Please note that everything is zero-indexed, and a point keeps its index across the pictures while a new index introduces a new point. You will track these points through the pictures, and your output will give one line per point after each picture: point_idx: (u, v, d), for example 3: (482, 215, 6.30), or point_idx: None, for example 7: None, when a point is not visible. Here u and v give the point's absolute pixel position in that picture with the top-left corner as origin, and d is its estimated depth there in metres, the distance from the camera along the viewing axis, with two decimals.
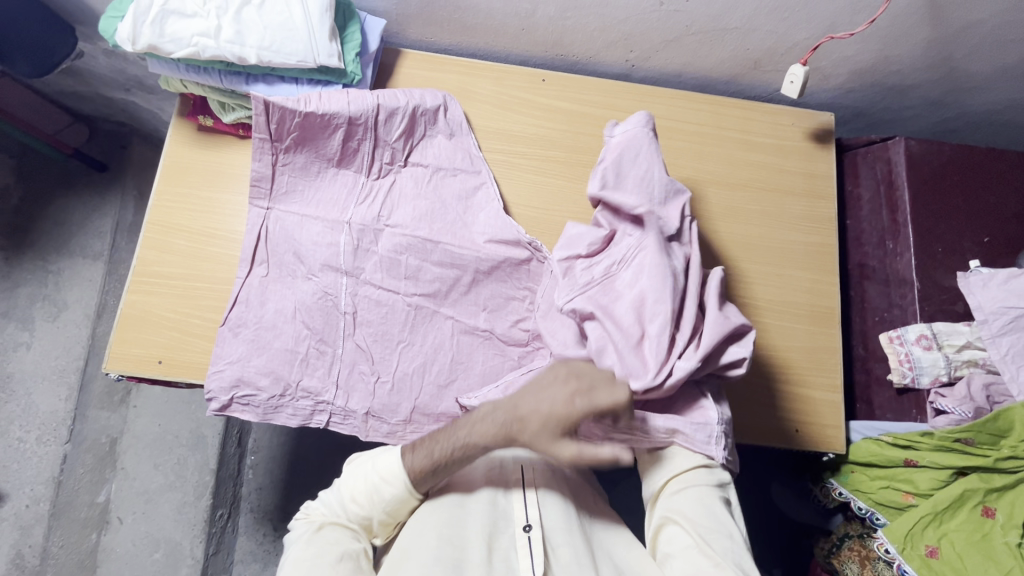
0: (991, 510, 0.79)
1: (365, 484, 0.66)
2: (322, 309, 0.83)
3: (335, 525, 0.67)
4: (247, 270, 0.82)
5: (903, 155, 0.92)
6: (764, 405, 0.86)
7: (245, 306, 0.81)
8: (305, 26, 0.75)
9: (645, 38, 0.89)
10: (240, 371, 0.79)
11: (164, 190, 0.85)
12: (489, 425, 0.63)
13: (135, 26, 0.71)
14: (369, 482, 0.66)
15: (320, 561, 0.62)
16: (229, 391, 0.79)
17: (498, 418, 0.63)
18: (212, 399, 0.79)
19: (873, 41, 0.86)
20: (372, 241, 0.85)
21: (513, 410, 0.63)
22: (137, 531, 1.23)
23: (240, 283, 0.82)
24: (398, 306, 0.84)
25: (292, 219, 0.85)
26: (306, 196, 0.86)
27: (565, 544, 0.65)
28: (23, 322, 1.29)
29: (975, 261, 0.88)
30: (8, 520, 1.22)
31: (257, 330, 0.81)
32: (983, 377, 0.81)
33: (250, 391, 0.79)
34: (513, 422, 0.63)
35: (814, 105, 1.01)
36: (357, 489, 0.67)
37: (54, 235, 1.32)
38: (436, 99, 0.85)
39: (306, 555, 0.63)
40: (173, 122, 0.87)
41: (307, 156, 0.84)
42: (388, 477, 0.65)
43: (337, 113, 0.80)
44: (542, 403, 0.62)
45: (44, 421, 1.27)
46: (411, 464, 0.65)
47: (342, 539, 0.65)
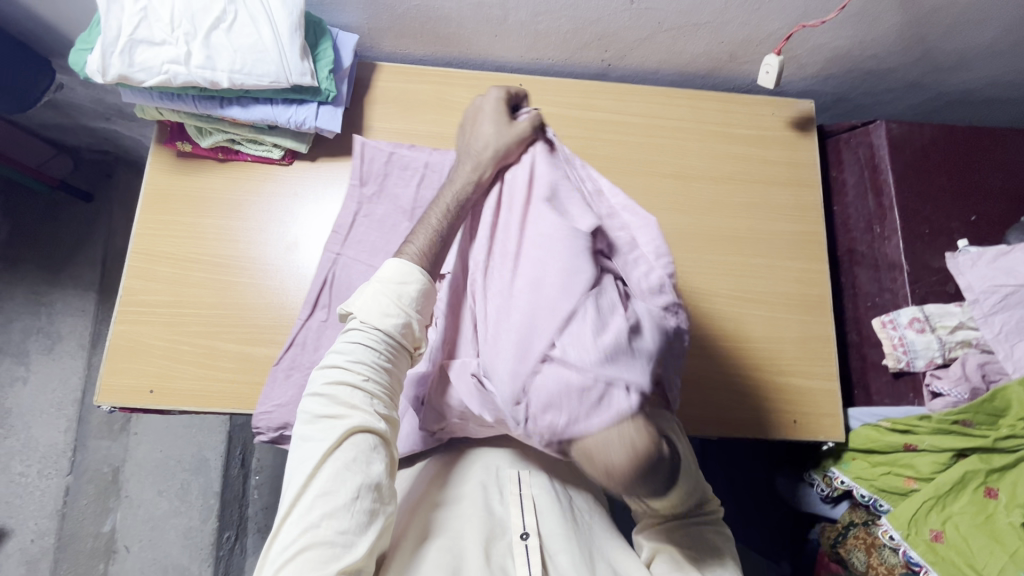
0: (994, 491, 0.78)
1: (392, 308, 0.61)
2: None
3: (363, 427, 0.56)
4: (309, 312, 0.81)
5: (884, 138, 0.91)
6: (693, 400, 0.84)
7: (300, 348, 0.80)
8: (275, 46, 0.75)
9: (618, 37, 0.89)
10: (288, 413, 0.78)
11: (147, 218, 0.85)
12: (464, 174, 0.67)
13: (104, 58, 0.70)
14: (395, 302, 0.61)
15: (345, 489, 0.53)
16: (278, 429, 0.78)
17: (468, 164, 0.67)
18: (262, 433, 0.79)
19: (847, 27, 0.85)
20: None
21: (467, 147, 0.69)
22: (145, 558, 1.23)
23: (300, 324, 0.81)
24: None
25: (359, 267, 0.83)
26: (375, 246, 0.85)
27: (563, 551, 0.64)
28: (18, 356, 1.29)
29: (963, 240, 0.87)
30: (14, 557, 1.22)
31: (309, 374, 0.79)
32: (978, 357, 0.80)
33: None
34: (472, 149, 0.67)
35: (793, 93, 1.01)
36: (390, 326, 0.61)
37: (45, 267, 1.32)
38: None
39: (329, 479, 0.53)
40: (152, 150, 0.87)
41: (386, 208, 0.86)
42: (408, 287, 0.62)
43: (416, 158, 0.87)
44: (495, 139, 0.66)
45: (45, 454, 1.26)
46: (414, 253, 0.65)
47: (370, 447, 0.55)
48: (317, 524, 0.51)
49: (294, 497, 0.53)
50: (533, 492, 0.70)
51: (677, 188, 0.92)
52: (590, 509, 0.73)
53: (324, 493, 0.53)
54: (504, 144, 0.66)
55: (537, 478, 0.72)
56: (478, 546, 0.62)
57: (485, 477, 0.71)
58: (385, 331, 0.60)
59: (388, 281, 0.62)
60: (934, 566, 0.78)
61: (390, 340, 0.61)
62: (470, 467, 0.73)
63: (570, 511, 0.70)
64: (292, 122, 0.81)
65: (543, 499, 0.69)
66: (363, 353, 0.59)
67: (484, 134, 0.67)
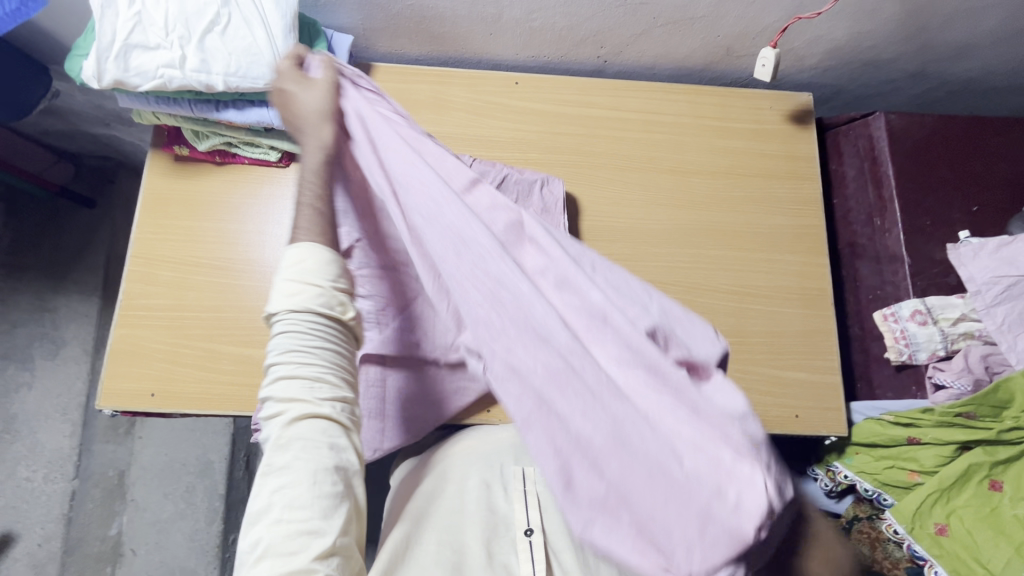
0: (998, 483, 0.78)
1: (299, 287, 0.54)
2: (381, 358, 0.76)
3: (305, 418, 0.52)
4: None
5: (884, 130, 0.91)
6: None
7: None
8: (270, 48, 0.74)
9: (613, 33, 0.89)
10: None
11: (146, 222, 0.86)
12: (314, 141, 0.58)
13: (99, 63, 0.70)
14: (307, 279, 0.54)
15: (294, 489, 0.50)
16: None
17: (310, 129, 0.58)
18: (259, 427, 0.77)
19: (844, 18, 0.85)
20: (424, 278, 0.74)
21: (290, 116, 0.59)
22: (151, 561, 1.24)
23: None
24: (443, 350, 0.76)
25: None
26: None
27: (567, 548, 0.65)
28: (23, 362, 1.30)
29: (964, 232, 0.87)
30: (21, 561, 1.23)
31: None
32: (982, 349, 0.80)
33: None
34: (293, 114, 0.59)
35: (791, 86, 1.00)
36: (307, 305, 0.53)
37: (48, 273, 1.33)
38: (535, 175, 0.84)
39: (274, 483, 0.50)
40: (150, 154, 0.87)
41: None
42: (310, 261, 0.55)
43: None
44: (323, 89, 0.59)
45: (51, 458, 1.27)
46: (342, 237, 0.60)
47: (317, 437, 0.52)
48: (289, 521, 0.49)
49: (259, 507, 0.50)
50: (537, 488, 0.70)
51: (675, 184, 0.92)
52: None
53: (275, 499, 0.50)
54: (324, 91, 0.59)
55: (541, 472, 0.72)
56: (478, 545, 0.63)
57: (488, 474, 0.71)
58: (304, 310, 0.53)
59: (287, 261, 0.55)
60: (938, 560, 0.78)
61: (315, 318, 0.54)
62: (474, 462, 0.73)
63: None
64: None
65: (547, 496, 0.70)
66: (287, 341, 0.53)
67: (305, 91, 0.59)
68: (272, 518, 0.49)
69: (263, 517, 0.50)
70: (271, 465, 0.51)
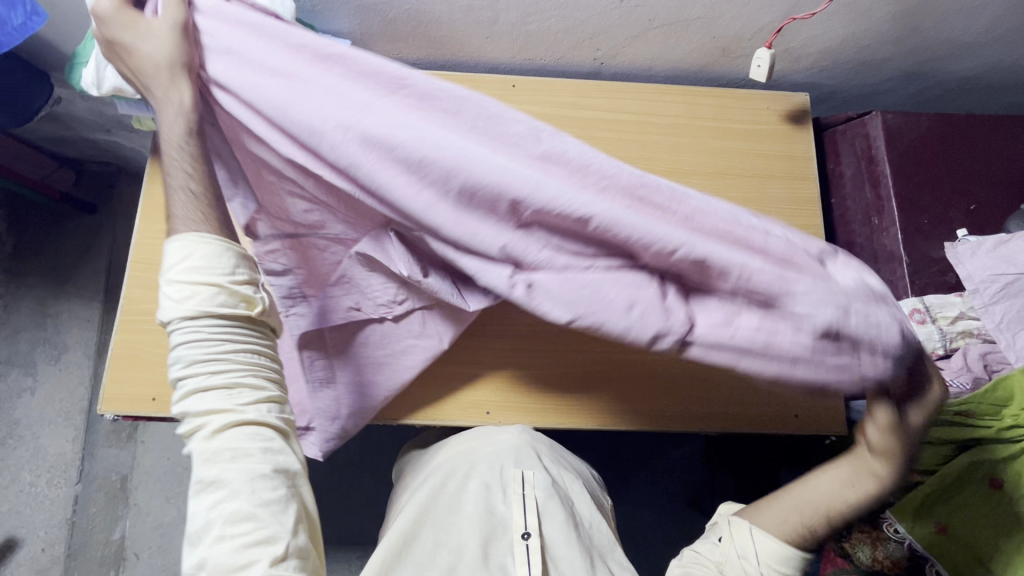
0: (1000, 482, 0.75)
1: (188, 288, 0.53)
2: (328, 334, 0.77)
3: (231, 426, 0.52)
4: None
5: (880, 129, 0.91)
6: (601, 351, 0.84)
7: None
8: None
9: (609, 35, 0.89)
10: None
11: (146, 228, 0.86)
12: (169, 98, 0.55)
13: (98, 71, 0.71)
14: (199, 280, 0.53)
15: (233, 503, 0.51)
16: None
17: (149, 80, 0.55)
18: None
19: (838, 18, 0.85)
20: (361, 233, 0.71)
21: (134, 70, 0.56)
22: (154, 565, 1.24)
23: None
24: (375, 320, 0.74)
25: None
26: None
27: (562, 556, 0.66)
28: (26, 367, 1.31)
29: (962, 229, 0.87)
30: (25, 565, 1.23)
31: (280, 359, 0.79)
32: (982, 347, 0.81)
33: None
34: (135, 69, 0.55)
35: (788, 87, 1.01)
36: (199, 309, 0.53)
37: (49, 279, 1.34)
38: None
39: (212, 502, 0.51)
40: (150, 159, 0.88)
41: None
42: (197, 261, 0.53)
43: None
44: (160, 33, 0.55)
45: (54, 463, 1.28)
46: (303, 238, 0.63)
47: (245, 441, 0.52)
48: (237, 528, 0.50)
49: (201, 522, 0.51)
50: (537, 493, 0.70)
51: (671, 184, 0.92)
52: (594, 515, 0.72)
53: (217, 517, 0.51)
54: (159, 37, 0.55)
55: (541, 476, 0.71)
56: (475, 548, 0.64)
57: (489, 476, 0.71)
58: (196, 311, 0.53)
59: (170, 264, 0.53)
60: None
61: (209, 320, 0.53)
62: (477, 462, 0.72)
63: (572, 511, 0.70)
64: None
65: (547, 501, 0.69)
66: (187, 350, 0.53)
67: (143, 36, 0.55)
68: (216, 535, 0.50)
69: (206, 537, 0.51)
70: (205, 484, 0.51)
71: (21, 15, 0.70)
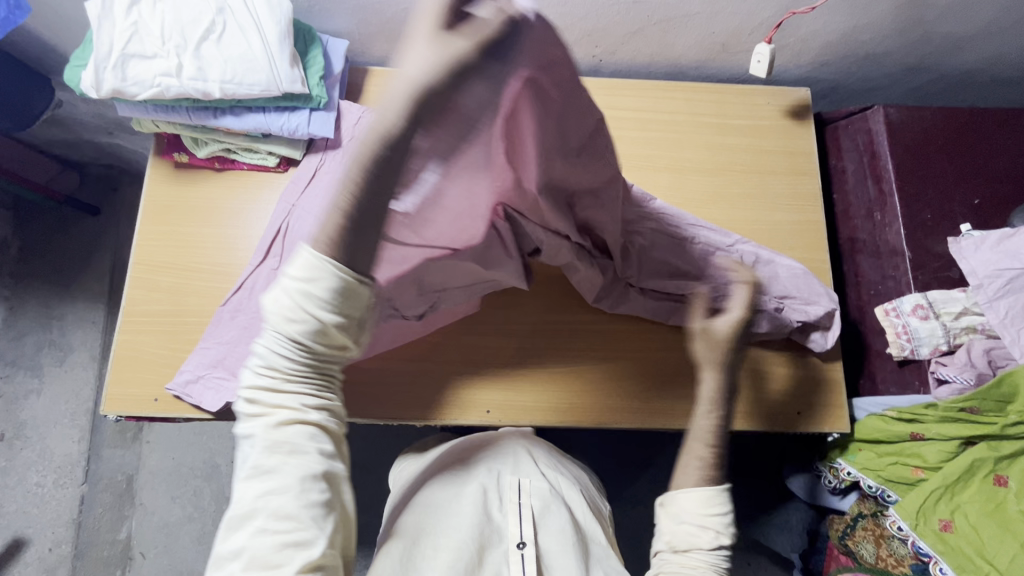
0: (1003, 478, 0.76)
1: (301, 310, 0.48)
2: None
3: (297, 429, 0.50)
4: (260, 260, 0.80)
5: (883, 123, 0.90)
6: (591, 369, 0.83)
7: (247, 293, 0.80)
8: (265, 56, 0.75)
9: (608, 32, 0.88)
10: (224, 353, 0.78)
11: (148, 230, 0.87)
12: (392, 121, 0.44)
13: (97, 74, 0.71)
14: (302, 305, 0.48)
15: (282, 498, 0.48)
16: (207, 368, 0.78)
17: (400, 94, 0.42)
18: (189, 371, 0.78)
19: (839, 13, 0.84)
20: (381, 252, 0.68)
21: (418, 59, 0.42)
22: (160, 564, 1.25)
23: (250, 269, 0.80)
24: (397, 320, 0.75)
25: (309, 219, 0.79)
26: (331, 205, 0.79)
27: (560, 567, 0.64)
28: (31, 369, 1.32)
29: (966, 224, 0.86)
30: (33, 565, 1.24)
31: (251, 319, 0.78)
32: (984, 343, 0.79)
33: (225, 374, 0.78)
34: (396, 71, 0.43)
35: (789, 82, 1.00)
36: (306, 333, 0.49)
37: (55, 281, 1.35)
38: None
39: (261, 488, 0.49)
40: (150, 161, 0.88)
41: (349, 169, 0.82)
42: (316, 283, 0.47)
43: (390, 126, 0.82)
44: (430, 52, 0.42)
45: (60, 463, 1.29)
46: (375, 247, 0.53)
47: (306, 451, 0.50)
48: (267, 536, 0.48)
49: (246, 508, 0.48)
50: (533, 502, 0.69)
51: (671, 182, 0.91)
52: (591, 525, 0.71)
53: (261, 503, 0.48)
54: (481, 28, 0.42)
55: (537, 484, 0.71)
56: (470, 555, 0.62)
57: (486, 480, 0.71)
58: (292, 342, 0.49)
59: (298, 272, 0.48)
60: (943, 557, 0.77)
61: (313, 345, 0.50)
62: (472, 470, 0.73)
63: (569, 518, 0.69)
64: (285, 130, 0.81)
65: (543, 509, 0.69)
66: (279, 356, 0.50)
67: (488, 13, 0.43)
68: (257, 522, 0.48)
69: (246, 518, 0.48)
70: (259, 467, 0.49)
71: (4, 8, 0.70)
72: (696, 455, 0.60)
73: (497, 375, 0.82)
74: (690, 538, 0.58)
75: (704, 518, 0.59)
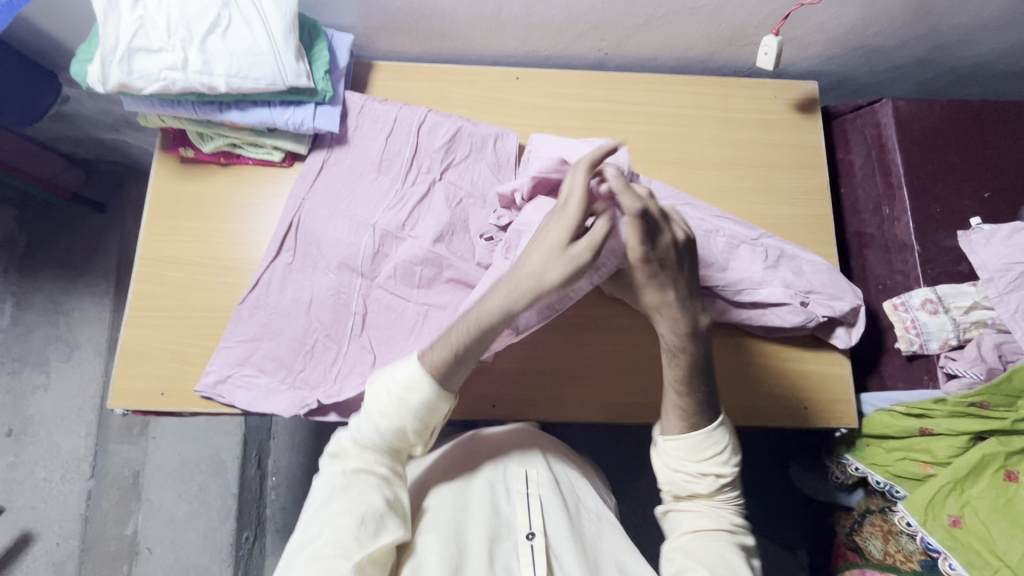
0: (1014, 474, 0.76)
1: (393, 408, 0.62)
2: (333, 304, 0.82)
3: (365, 474, 0.61)
4: (274, 255, 0.83)
5: (891, 116, 0.89)
6: (620, 370, 0.83)
7: (264, 289, 0.82)
8: (270, 50, 0.75)
9: (613, 26, 0.88)
10: (249, 350, 0.80)
11: (154, 224, 0.87)
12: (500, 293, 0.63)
13: (103, 67, 0.71)
14: (395, 405, 0.62)
15: (345, 520, 0.57)
16: (232, 368, 0.80)
17: (508, 281, 0.63)
18: (211, 373, 0.79)
19: (847, 4, 0.83)
20: (391, 248, 0.83)
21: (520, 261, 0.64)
22: (167, 559, 1.26)
23: (264, 266, 0.83)
24: (409, 312, 0.81)
25: (322, 212, 0.84)
26: (340, 193, 0.85)
27: (569, 553, 0.64)
28: (38, 364, 1.32)
29: (976, 218, 0.85)
30: (41, 559, 1.25)
31: (272, 314, 0.81)
32: (994, 338, 0.78)
33: (252, 371, 0.80)
34: (521, 275, 0.63)
35: (796, 75, 0.99)
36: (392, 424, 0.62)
37: (61, 277, 1.35)
38: (492, 129, 0.87)
39: (329, 509, 0.58)
40: (157, 156, 0.89)
41: (353, 159, 0.87)
42: (412, 387, 0.61)
43: (387, 112, 0.87)
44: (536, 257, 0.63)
45: (67, 458, 1.30)
46: (431, 363, 0.62)
47: (369, 494, 0.59)
48: (318, 560, 0.55)
49: (310, 533, 0.57)
50: (541, 491, 0.69)
51: (678, 176, 0.91)
52: (603, 510, 0.72)
53: (324, 521, 0.58)
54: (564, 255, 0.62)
55: (545, 475, 0.71)
56: (481, 547, 0.63)
57: (493, 475, 0.71)
58: (378, 430, 0.62)
59: (400, 377, 0.62)
60: (953, 552, 0.76)
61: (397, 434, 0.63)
62: (479, 462, 0.73)
63: (575, 510, 0.70)
64: (291, 124, 0.81)
65: (551, 499, 0.69)
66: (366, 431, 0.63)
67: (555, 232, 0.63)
68: (316, 540, 0.57)
69: (307, 536, 0.58)
70: (330, 493, 0.60)
71: None
72: (675, 406, 0.67)
73: (514, 372, 0.82)
74: (687, 483, 0.67)
75: (695, 466, 0.67)
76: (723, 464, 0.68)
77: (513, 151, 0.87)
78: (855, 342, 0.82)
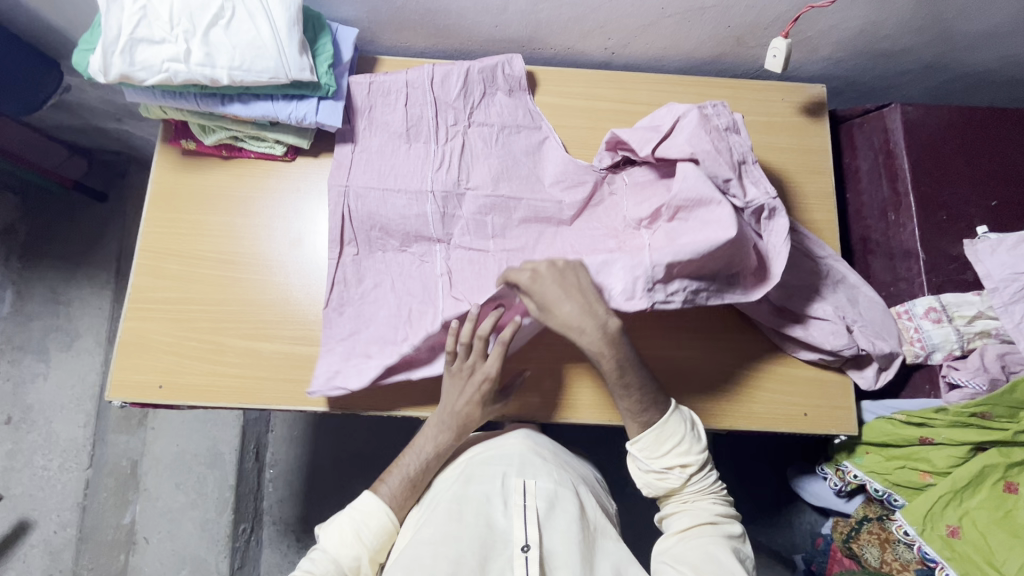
0: (1013, 486, 0.76)
1: (353, 540, 0.73)
2: (420, 276, 0.84)
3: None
4: (338, 251, 0.83)
5: (900, 122, 0.88)
6: (697, 360, 0.83)
7: (344, 286, 0.83)
8: (274, 43, 0.74)
9: (621, 24, 0.87)
10: (351, 346, 0.80)
11: (155, 216, 0.86)
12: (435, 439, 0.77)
13: (105, 58, 0.70)
14: (353, 534, 0.73)
15: None
16: (340, 363, 0.79)
17: (440, 423, 0.77)
18: (319, 374, 0.78)
19: (858, 8, 0.82)
20: (456, 207, 0.85)
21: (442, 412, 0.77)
22: (164, 549, 1.26)
23: (333, 263, 0.83)
24: (490, 263, 0.84)
25: (374, 194, 0.84)
26: (383, 174, 0.85)
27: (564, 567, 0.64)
28: (38, 353, 1.32)
29: (982, 227, 0.84)
30: (39, 547, 1.26)
31: (362, 306, 0.82)
32: (999, 349, 0.78)
33: (361, 358, 0.79)
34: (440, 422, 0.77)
35: (804, 77, 0.98)
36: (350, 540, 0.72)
37: (61, 266, 1.35)
38: (496, 58, 0.87)
39: None
40: (158, 148, 0.88)
41: (382, 139, 0.87)
42: (370, 515, 0.74)
43: (395, 77, 0.86)
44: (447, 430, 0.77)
45: (66, 448, 1.30)
46: (388, 494, 0.76)
47: None
48: None
49: None
50: (539, 504, 0.69)
51: None
52: (600, 521, 0.72)
53: None
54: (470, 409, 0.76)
55: (544, 488, 0.71)
56: (473, 566, 0.62)
57: (490, 487, 0.71)
58: (336, 560, 0.71)
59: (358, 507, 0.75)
60: (950, 562, 0.77)
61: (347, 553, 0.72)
62: (478, 472, 0.72)
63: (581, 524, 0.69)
64: (293, 118, 0.81)
65: (549, 512, 0.69)
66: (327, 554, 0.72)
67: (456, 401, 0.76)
68: None
69: None
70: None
71: None
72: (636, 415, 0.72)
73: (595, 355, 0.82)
74: (659, 480, 0.74)
75: (660, 462, 0.73)
76: (687, 454, 0.73)
77: (522, 74, 0.88)
78: (878, 386, 0.81)
